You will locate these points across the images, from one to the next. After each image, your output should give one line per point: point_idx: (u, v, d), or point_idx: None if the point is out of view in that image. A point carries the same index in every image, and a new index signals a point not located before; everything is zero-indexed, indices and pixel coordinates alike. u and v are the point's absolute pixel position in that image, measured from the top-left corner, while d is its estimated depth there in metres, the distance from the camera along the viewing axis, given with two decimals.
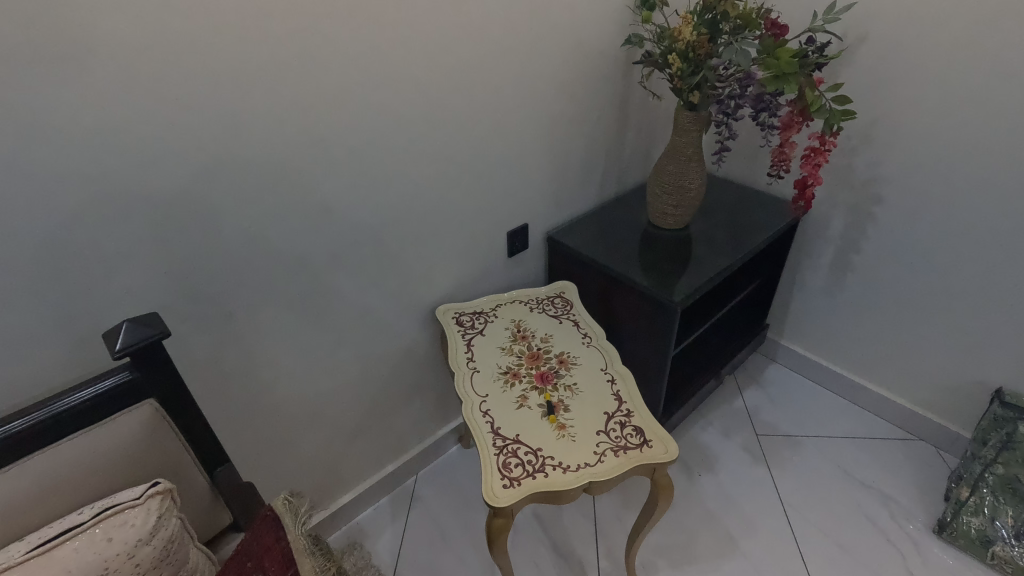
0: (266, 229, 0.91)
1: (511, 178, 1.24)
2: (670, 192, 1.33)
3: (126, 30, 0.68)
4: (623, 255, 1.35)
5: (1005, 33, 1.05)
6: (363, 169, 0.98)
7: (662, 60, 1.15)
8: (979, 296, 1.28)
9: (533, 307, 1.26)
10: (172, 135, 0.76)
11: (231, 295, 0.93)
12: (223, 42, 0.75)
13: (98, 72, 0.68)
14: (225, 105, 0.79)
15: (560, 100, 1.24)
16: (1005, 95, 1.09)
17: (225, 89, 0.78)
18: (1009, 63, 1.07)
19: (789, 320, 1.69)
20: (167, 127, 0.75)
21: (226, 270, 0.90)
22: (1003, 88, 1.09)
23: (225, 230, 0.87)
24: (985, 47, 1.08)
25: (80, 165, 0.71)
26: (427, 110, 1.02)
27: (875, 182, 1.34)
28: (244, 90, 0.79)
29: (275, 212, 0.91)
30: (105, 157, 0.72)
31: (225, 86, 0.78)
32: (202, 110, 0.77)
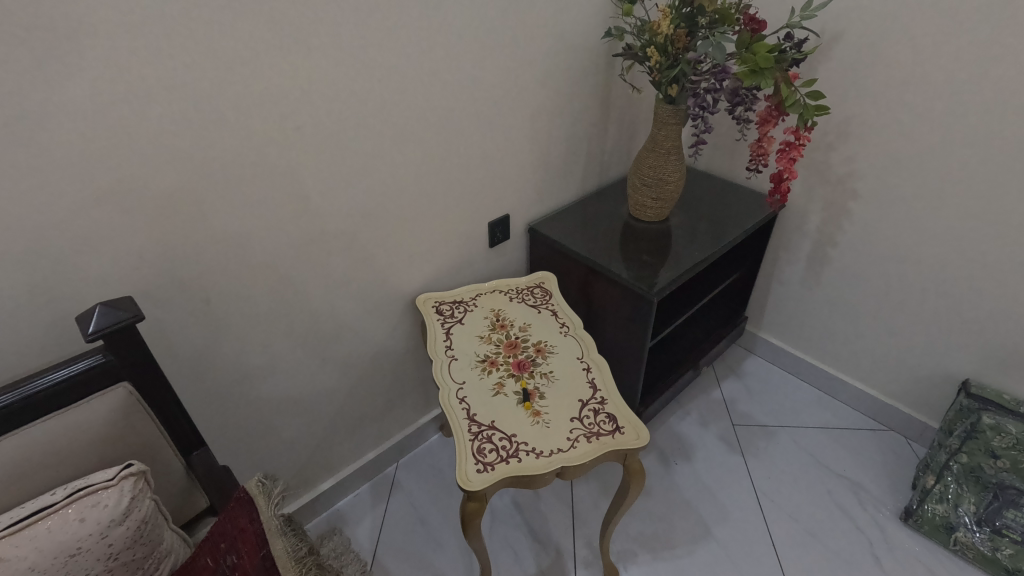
0: (244, 216, 0.91)
1: (492, 168, 1.25)
2: (650, 185, 1.35)
3: (100, 13, 0.67)
4: (603, 247, 1.37)
5: (979, 31, 1.07)
6: (343, 157, 0.99)
7: (642, 53, 1.16)
8: (950, 289, 1.31)
9: (512, 296, 1.27)
10: (147, 119, 0.76)
11: (209, 280, 0.93)
12: (198, 25, 0.75)
13: (71, 54, 0.67)
14: (202, 91, 0.78)
15: (542, 91, 1.25)
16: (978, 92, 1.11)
17: (201, 73, 0.77)
18: (982, 60, 1.09)
19: (766, 313, 1.72)
20: (142, 111, 0.75)
21: (203, 256, 0.90)
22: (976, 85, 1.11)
23: (203, 216, 0.87)
24: (959, 44, 1.10)
25: (55, 147, 0.70)
26: (407, 98, 1.02)
27: (850, 177, 1.36)
28: (221, 73, 0.79)
29: (253, 197, 0.91)
30: (79, 140, 0.72)
31: (202, 72, 0.77)
32: (179, 95, 0.77)
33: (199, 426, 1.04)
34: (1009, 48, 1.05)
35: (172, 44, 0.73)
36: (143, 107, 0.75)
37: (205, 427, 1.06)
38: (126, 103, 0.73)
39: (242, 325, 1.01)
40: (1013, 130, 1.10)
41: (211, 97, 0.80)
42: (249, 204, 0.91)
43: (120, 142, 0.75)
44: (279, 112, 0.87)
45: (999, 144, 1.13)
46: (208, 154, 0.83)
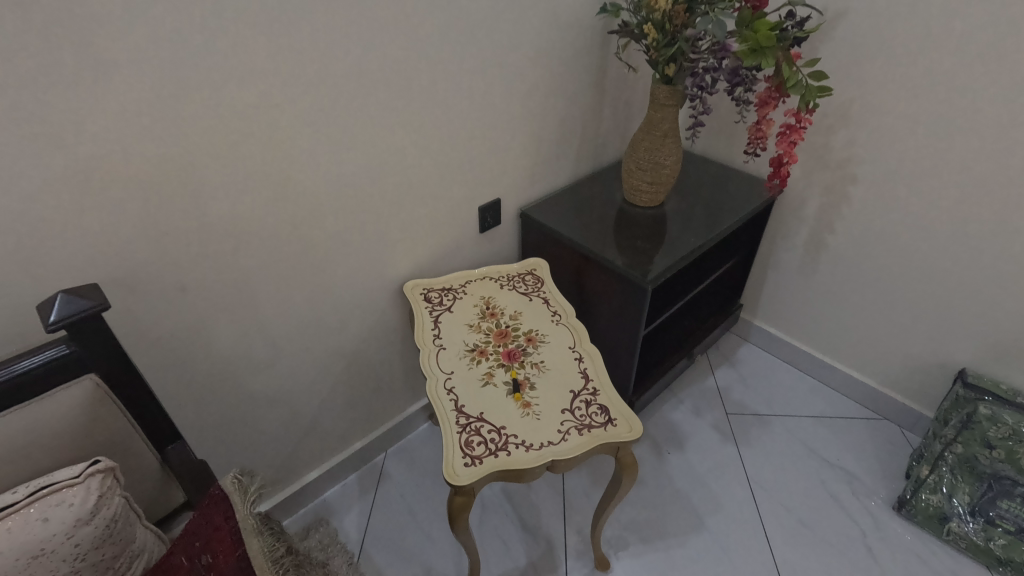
0: (218, 198, 0.87)
1: (482, 150, 1.21)
2: (645, 169, 1.31)
3: None
4: (596, 233, 1.33)
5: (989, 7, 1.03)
6: (324, 138, 0.94)
7: (638, 31, 1.11)
8: (949, 276, 1.29)
9: (503, 284, 1.23)
10: (110, 95, 0.71)
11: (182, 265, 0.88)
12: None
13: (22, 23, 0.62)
14: (170, 65, 0.73)
15: (534, 70, 1.20)
16: (986, 72, 1.07)
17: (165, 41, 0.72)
18: (991, 38, 1.04)
19: (761, 300, 1.69)
20: (103, 86, 0.70)
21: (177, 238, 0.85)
22: (984, 64, 1.07)
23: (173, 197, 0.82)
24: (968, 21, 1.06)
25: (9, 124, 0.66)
26: (390, 73, 0.96)
27: (850, 162, 1.33)
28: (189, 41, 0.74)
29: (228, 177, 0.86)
30: (35, 116, 0.67)
31: (170, 45, 0.72)
32: (144, 70, 0.72)
33: (176, 418, 1.00)
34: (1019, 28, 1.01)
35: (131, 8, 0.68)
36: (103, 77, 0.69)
37: (183, 418, 1.02)
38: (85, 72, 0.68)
39: (220, 312, 0.97)
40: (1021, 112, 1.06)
41: (177, 68, 0.74)
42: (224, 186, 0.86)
43: (82, 120, 0.70)
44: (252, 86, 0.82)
45: (1006, 127, 1.09)
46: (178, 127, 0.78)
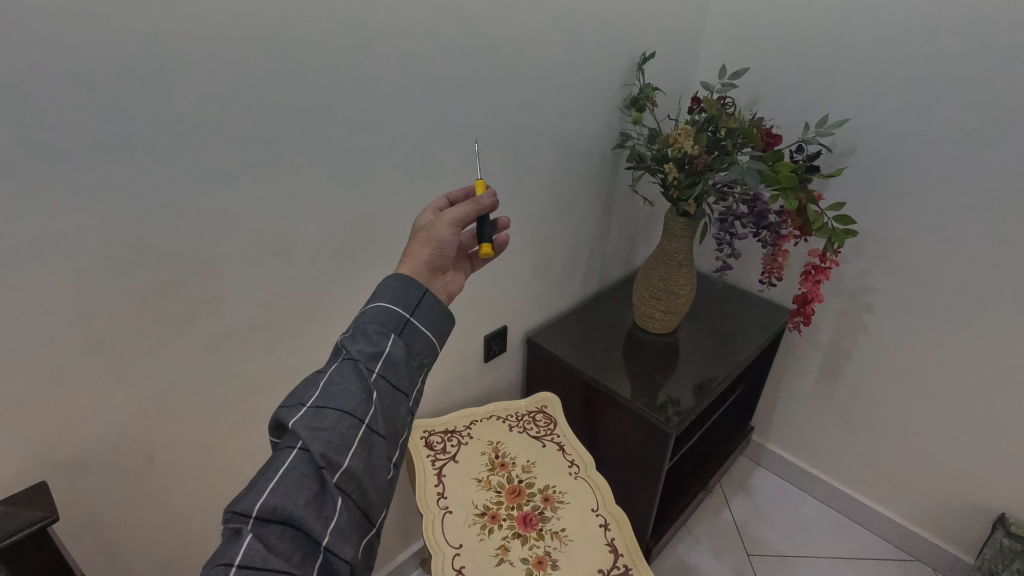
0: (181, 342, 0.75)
1: (490, 279, 1.14)
2: (659, 298, 1.25)
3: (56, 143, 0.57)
4: (609, 364, 1.24)
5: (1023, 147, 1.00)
6: (327, 282, 0.88)
7: (656, 166, 1.09)
8: (975, 413, 1.22)
9: (512, 425, 1.12)
10: (108, 263, 0.65)
11: (143, 420, 0.76)
12: (135, 103, 0.60)
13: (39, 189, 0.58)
14: (178, 231, 0.69)
15: (544, 199, 1.17)
16: (1013, 215, 1.04)
17: (139, 165, 0.63)
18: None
19: (774, 424, 1.61)
20: (101, 253, 0.64)
21: (137, 388, 0.73)
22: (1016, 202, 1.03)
23: (141, 350, 0.72)
24: (994, 160, 1.03)
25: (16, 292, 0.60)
26: (394, 200, 0.90)
27: (865, 291, 1.28)
28: (168, 163, 0.65)
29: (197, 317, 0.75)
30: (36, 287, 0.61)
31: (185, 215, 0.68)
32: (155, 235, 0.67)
33: None
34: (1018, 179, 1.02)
35: (88, 124, 0.58)
36: (56, 207, 0.59)
37: None
38: (23, 197, 0.57)
39: (178, 465, 0.83)
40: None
41: (186, 227, 0.69)
42: (195, 333, 0.76)
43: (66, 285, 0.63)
44: (240, 213, 0.73)
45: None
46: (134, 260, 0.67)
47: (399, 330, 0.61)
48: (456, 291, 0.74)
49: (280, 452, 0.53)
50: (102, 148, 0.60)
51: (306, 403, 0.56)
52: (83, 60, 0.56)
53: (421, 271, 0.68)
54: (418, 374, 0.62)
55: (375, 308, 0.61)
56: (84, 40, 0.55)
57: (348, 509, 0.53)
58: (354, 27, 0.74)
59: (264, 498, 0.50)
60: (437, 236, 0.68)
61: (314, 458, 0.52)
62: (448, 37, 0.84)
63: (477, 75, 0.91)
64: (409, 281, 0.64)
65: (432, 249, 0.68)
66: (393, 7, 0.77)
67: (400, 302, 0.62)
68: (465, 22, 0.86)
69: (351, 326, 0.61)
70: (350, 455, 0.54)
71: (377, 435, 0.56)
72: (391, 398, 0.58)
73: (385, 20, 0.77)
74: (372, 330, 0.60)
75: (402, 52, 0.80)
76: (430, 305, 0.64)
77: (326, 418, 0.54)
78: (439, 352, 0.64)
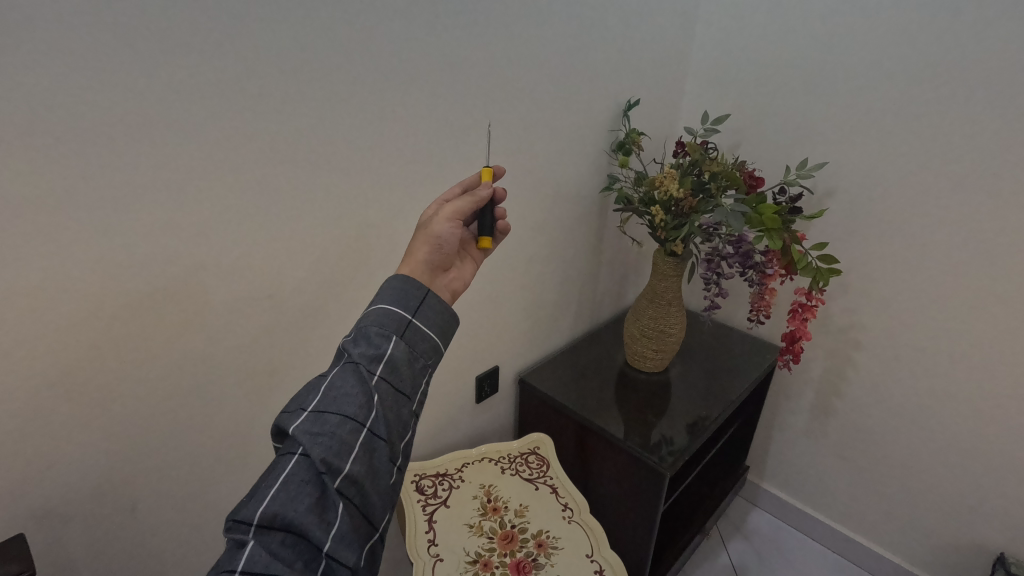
0: (168, 386, 0.74)
1: (481, 320, 1.15)
2: (649, 336, 1.26)
3: (57, 193, 0.59)
4: (601, 403, 1.23)
5: (995, 186, 1.03)
6: (317, 324, 0.88)
7: (643, 208, 1.11)
8: (968, 452, 1.22)
9: (504, 467, 1.11)
10: (101, 308, 0.66)
11: (127, 468, 0.74)
12: (131, 152, 0.62)
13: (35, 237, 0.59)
14: (171, 275, 0.69)
15: (535, 240, 1.19)
16: (991, 252, 1.07)
17: (136, 211, 0.64)
18: (999, 216, 1.04)
19: (768, 463, 1.59)
20: (94, 298, 0.65)
21: (124, 434, 0.72)
22: (991, 241, 1.06)
23: (127, 395, 0.71)
24: (968, 199, 1.07)
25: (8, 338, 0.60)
26: (386, 243, 0.92)
27: (852, 329, 1.30)
28: (163, 212, 0.66)
29: (187, 361, 0.75)
30: (27, 333, 0.62)
31: (178, 259, 0.69)
32: (148, 280, 0.68)
33: None
34: (993, 219, 1.05)
35: (84, 173, 0.60)
36: (51, 254, 0.60)
37: None
38: (19, 246, 0.58)
39: (161, 516, 0.81)
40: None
41: (180, 272, 0.70)
42: (183, 377, 0.75)
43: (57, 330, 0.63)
44: (233, 257, 0.74)
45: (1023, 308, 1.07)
46: (129, 304, 0.67)
47: (402, 330, 0.61)
48: (462, 288, 0.74)
49: (281, 458, 0.52)
50: (102, 196, 0.62)
51: (306, 409, 0.55)
52: (85, 114, 0.58)
53: (420, 269, 0.69)
54: (422, 376, 0.61)
55: (376, 309, 0.61)
56: (84, 96, 0.58)
57: (350, 516, 0.52)
58: (348, 77, 0.77)
59: (265, 505, 0.49)
60: (436, 234, 0.69)
61: (314, 464, 0.52)
62: (439, 88, 0.88)
63: (467, 122, 0.95)
64: (409, 282, 0.64)
65: (430, 247, 0.69)
66: (386, 61, 0.80)
67: (402, 305, 0.62)
68: (456, 72, 0.89)
69: (353, 329, 0.61)
70: (351, 460, 0.53)
71: (379, 439, 0.55)
72: (393, 402, 0.57)
73: (378, 71, 0.80)
74: (373, 332, 0.59)
75: (395, 101, 0.83)
76: (432, 306, 0.64)
77: (326, 423, 0.54)
78: (443, 352, 0.64)
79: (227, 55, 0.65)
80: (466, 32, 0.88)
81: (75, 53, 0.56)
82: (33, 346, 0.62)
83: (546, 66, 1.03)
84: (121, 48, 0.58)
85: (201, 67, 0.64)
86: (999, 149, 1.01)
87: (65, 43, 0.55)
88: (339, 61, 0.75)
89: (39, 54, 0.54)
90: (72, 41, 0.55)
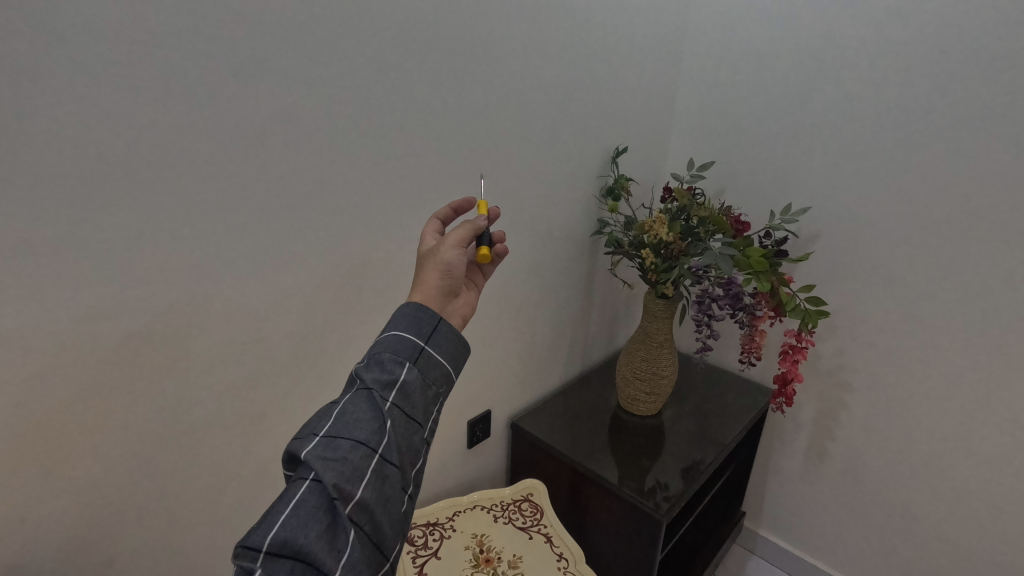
0: (152, 433, 0.73)
1: (473, 363, 1.14)
2: (642, 379, 1.26)
3: (52, 239, 0.59)
4: (595, 448, 1.21)
5: (972, 229, 1.07)
6: (308, 367, 0.87)
7: (633, 251, 1.13)
8: (965, 494, 1.21)
9: (497, 516, 1.08)
10: (89, 354, 0.65)
11: (106, 518, 0.72)
12: (127, 197, 0.63)
13: (27, 283, 0.59)
14: (162, 319, 0.69)
15: (527, 282, 1.20)
16: (972, 294, 1.10)
17: (131, 257, 0.65)
18: (978, 257, 1.08)
19: (764, 508, 1.56)
20: (83, 343, 0.64)
21: (105, 483, 0.70)
22: (971, 284, 1.09)
23: (111, 443, 0.70)
24: (947, 243, 1.10)
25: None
26: (378, 286, 0.92)
27: (842, 371, 1.31)
28: (158, 256, 0.67)
29: (173, 407, 0.74)
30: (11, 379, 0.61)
31: (169, 304, 0.69)
32: (138, 324, 0.68)
33: None
34: (972, 262, 1.08)
35: (80, 218, 0.60)
36: (41, 299, 0.60)
37: None
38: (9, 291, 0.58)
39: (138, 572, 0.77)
40: (1014, 332, 1.07)
41: (170, 316, 0.70)
42: (169, 424, 0.74)
43: (42, 376, 0.63)
44: (226, 302, 0.75)
45: (1007, 347, 1.08)
46: (118, 349, 0.67)
47: (415, 357, 0.60)
48: (471, 312, 0.73)
49: (293, 483, 0.51)
50: (97, 242, 0.62)
51: (319, 433, 0.54)
52: (85, 163, 0.59)
53: (431, 297, 0.66)
54: (434, 403, 0.60)
55: (392, 335, 0.60)
56: (87, 145, 0.59)
57: (361, 543, 0.51)
58: (345, 124, 0.79)
59: (276, 531, 0.48)
60: (445, 260, 0.67)
61: (326, 490, 0.50)
62: (433, 136, 0.91)
63: (460, 167, 0.97)
64: (423, 310, 0.63)
65: (440, 272, 0.67)
66: (382, 111, 0.83)
67: (415, 331, 0.61)
68: (448, 121, 0.92)
69: (367, 354, 0.60)
70: (363, 486, 0.51)
71: (391, 465, 0.54)
72: (405, 428, 0.56)
73: (373, 119, 0.82)
74: (388, 357, 0.58)
75: (390, 148, 0.86)
76: (445, 333, 0.63)
77: (339, 448, 0.53)
78: (455, 380, 0.63)
79: (229, 104, 0.67)
80: (459, 82, 0.91)
81: (79, 102, 0.58)
82: (17, 391, 0.61)
83: (537, 115, 1.07)
84: (125, 97, 0.60)
85: (203, 116, 0.66)
86: (972, 194, 1.06)
87: (70, 92, 0.57)
88: (335, 109, 0.77)
89: (43, 102, 0.56)
90: (76, 90, 0.57)
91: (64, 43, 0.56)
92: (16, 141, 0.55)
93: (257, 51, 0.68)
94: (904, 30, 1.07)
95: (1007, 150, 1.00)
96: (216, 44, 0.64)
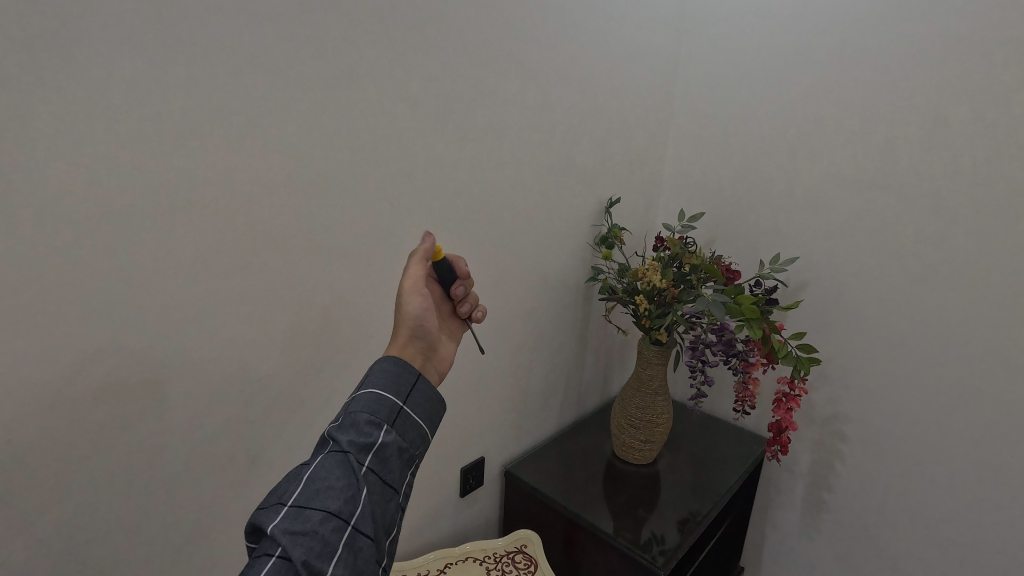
0: (144, 472, 0.72)
1: (468, 406, 1.14)
2: (636, 427, 1.25)
3: (62, 272, 0.61)
4: (590, 498, 1.19)
5: (954, 279, 1.11)
6: (303, 408, 0.87)
7: (627, 297, 1.15)
8: (966, 546, 1.19)
9: (490, 568, 1.04)
10: (87, 386, 0.65)
11: (88, 560, 0.70)
12: (135, 234, 0.65)
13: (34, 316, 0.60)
14: (163, 354, 0.70)
15: (523, 326, 1.21)
16: (959, 341, 1.12)
17: (138, 292, 0.67)
18: (960, 305, 1.11)
19: (764, 564, 1.52)
20: (82, 377, 0.65)
21: (91, 522, 0.69)
22: (955, 331, 1.12)
23: (101, 481, 0.69)
24: (930, 292, 1.14)
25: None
26: (375, 328, 0.94)
27: (836, 419, 1.31)
28: (163, 292, 0.68)
29: (168, 445, 0.73)
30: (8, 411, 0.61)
31: (171, 340, 0.71)
32: (139, 359, 0.68)
33: None
34: (955, 310, 1.12)
35: (92, 253, 0.62)
36: (46, 331, 0.61)
37: None
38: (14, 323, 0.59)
39: None
40: (1002, 378, 1.09)
41: (171, 352, 0.71)
42: (161, 462, 0.73)
43: (39, 409, 0.63)
44: (226, 339, 0.76)
45: (998, 393, 1.10)
46: (117, 384, 0.68)
47: (392, 418, 0.60)
48: (449, 366, 0.75)
49: (257, 560, 0.49)
50: (106, 276, 0.64)
51: (287, 502, 0.52)
52: (101, 201, 0.62)
53: (405, 353, 0.70)
54: (409, 468, 0.60)
55: (368, 395, 0.61)
56: (104, 184, 0.62)
57: None
58: (350, 173, 0.83)
59: None
60: (413, 315, 0.71)
61: (294, 568, 0.48)
62: (433, 185, 0.95)
63: (460, 215, 1.01)
64: (400, 366, 0.65)
65: (412, 329, 0.71)
66: (385, 161, 0.87)
67: (392, 390, 0.62)
68: (449, 171, 0.97)
69: (341, 415, 0.60)
70: (334, 562, 0.50)
71: (364, 536, 0.53)
72: (380, 495, 0.56)
73: (378, 168, 0.87)
74: (362, 420, 0.58)
75: (391, 196, 0.90)
76: (422, 391, 0.64)
77: (310, 519, 0.51)
78: (431, 441, 0.64)
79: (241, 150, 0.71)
80: (460, 137, 0.97)
81: (101, 144, 0.61)
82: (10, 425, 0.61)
83: (533, 168, 1.12)
84: (145, 140, 0.63)
85: (216, 160, 0.69)
86: (953, 243, 1.10)
87: (93, 134, 0.60)
88: (342, 158, 0.82)
89: (62, 140, 0.58)
90: (95, 130, 0.60)
91: (93, 90, 0.59)
92: (31, 177, 0.57)
93: (270, 103, 0.73)
94: (876, 94, 1.15)
95: (979, 203, 1.06)
96: (233, 95, 0.69)
